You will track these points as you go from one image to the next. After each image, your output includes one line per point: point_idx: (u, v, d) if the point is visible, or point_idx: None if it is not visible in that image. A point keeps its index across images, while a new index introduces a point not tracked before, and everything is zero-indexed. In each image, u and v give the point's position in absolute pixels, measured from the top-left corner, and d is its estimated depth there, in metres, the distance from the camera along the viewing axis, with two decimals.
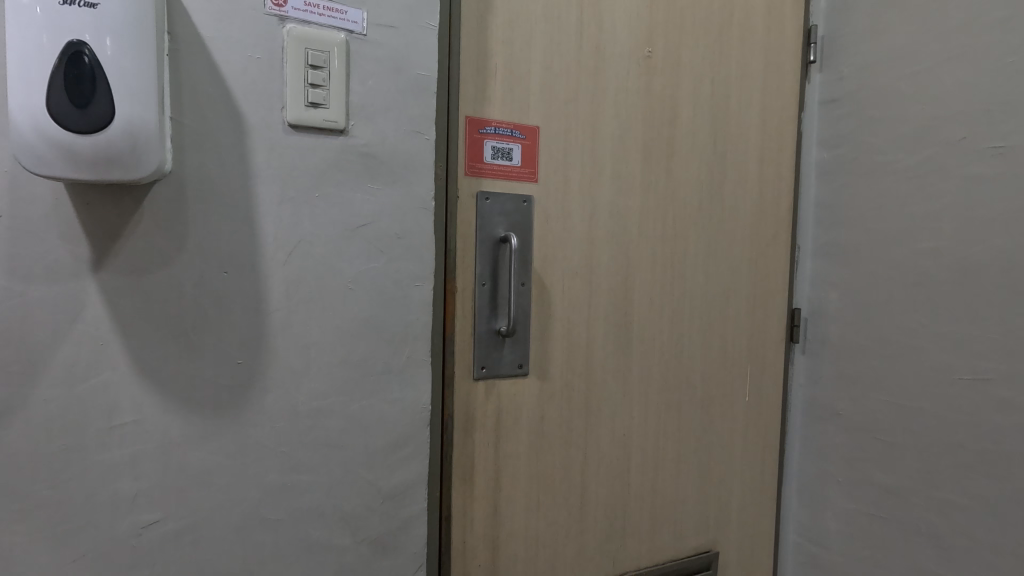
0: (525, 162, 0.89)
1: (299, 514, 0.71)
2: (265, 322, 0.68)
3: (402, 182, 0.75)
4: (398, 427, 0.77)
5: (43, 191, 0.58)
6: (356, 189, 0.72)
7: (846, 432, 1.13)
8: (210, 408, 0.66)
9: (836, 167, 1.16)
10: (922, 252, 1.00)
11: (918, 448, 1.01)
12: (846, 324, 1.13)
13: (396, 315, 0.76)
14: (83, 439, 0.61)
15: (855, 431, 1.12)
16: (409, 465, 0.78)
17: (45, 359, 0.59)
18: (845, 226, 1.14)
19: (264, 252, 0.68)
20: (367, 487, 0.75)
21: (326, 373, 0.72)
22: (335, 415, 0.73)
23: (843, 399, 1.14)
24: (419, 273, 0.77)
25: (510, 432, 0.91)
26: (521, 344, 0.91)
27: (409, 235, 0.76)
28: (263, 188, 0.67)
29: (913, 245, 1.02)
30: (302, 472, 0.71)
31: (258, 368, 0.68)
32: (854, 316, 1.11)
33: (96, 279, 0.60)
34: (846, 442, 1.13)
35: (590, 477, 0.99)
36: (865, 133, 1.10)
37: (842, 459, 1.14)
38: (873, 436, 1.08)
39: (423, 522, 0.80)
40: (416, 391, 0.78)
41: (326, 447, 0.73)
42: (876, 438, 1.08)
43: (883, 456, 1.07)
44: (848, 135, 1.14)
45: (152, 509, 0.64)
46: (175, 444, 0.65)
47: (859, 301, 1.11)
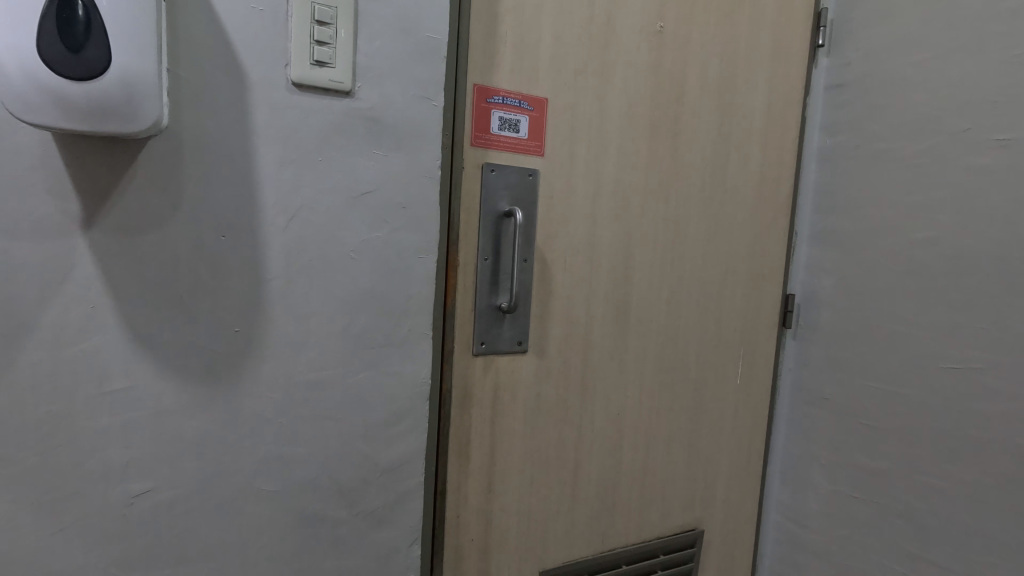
0: (532, 135, 0.87)
1: (295, 487, 0.70)
2: (264, 289, 0.66)
3: (408, 150, 0.72)
4: (397, 400, 0.76)
5: (29, 143, 0.54)
6: (360, 155, 0.69)
7: (833, 416, 1.15)
8: (206, 375, 0.64)
9: (837, 154, 1.16)
10: (919, 241, 1.01)
11: (902, 432, 1.04)
12: (838, 311, 1.14)
13: (399, 286, 0.74)
14: (73, 405, 0.58)
15: (843, 415, 1.14)
16: (408, 439, 0.77)
17: (31, 320, 0.56)
18: (843, 213, 1.14)
19: (265, 215, 0.65)
20: (365, 460, 0.74)
21: (326, 344, 0.70)
22: (336, 387, 0.71)
23: (832, 383, 1.16)
24: (423, 245, 0.75)
25: (507, 409, 0.90)
26: (521, 321, 0.89)
27: (414, 206, 0.73)
28: (264, 149, 0.64)
29: (910, 234, 1.03)
30: (299, 444, 0.70)
31: (256, 336, 0.66)
32: (847, 303, 1.13)
33: (86, 238, 0.57)
34: (833, 425, 1.15)
35: (584, 455, 0.99)
36: (868, 121, 1.10)
37: (827, 443, 1.17)
38: (859, 420, 1.11)
39: (420, 496, 0.79)
40: (417, 365, 0.77)
41: (324, 419, 0.71)
42: (862, 423, 1.10)
43: (868, 440, 1.09)
44: (851, 122, 1.13)
45: (145, 477, 0.62)
46: (169, 413, 0.63)
47: (853, 288, 1.12)
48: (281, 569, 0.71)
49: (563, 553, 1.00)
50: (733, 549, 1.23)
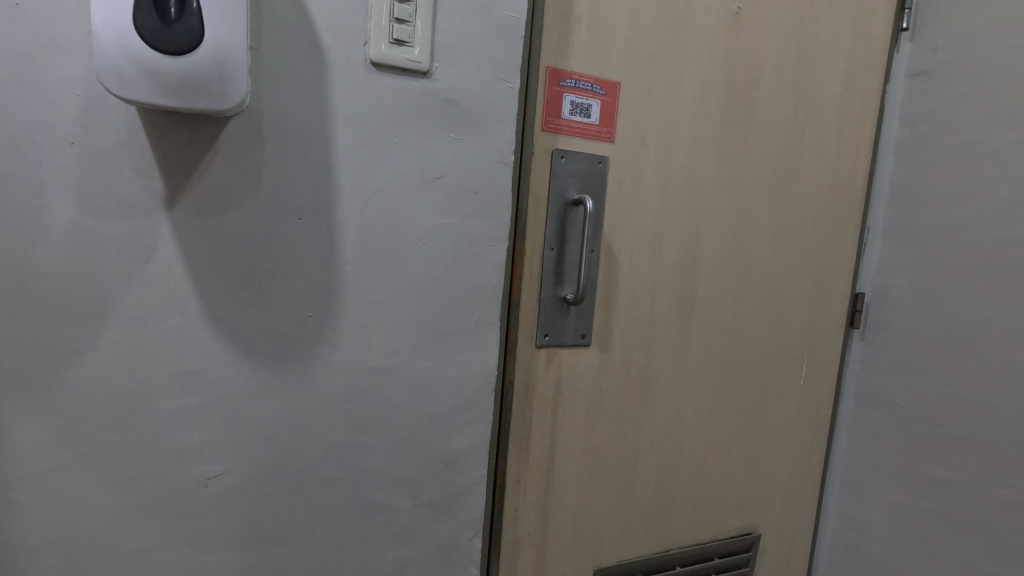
0: (603, 120, 0.83)
1: (361, 475, 0.69)
2: (337, 273, 0.65)
3: (482, 133, 0.70)
4: (463, 390, 0.74)
5: (116, 118, 0.53)
6: (435, 137, 0.67)
7: (903, 423, 1.10)
8: (279, 359, 0.63)
9: (918, 146, 1.09)
10: (1006, 240, 0.94)
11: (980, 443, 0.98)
12: (913, 312, 1.08)
13: (468, 274, 0.72)
14: (152, 385, 0.58)
15: (913, 422, 1.08)
16: (472, 430, 0.75)
17: (113, 299, 0.55)
18: (922, 209, 1.08)
19: (339, 197, 0.63)
20: (429, 450, 0.73)
21: (395, 331, 0.69)
22: (403, 375, 0.70)
23: (902, 388, 1.10)
24: (494, 233, 0.73)
25: (568, 403, 0.88)
26: (585, 314, 0.87)
27: (486, 191, 0.71)
28: (341, 129, 0.63)
29: (997, 232, 0.96)
30: (366, 431, 0.69)
31: (328, 321, 0.65)
32: (923, 304, 1.07)
33: (168, 217, 0.56)
34: (902, 432, 1.10)
35: (642, 453, 0.96)
36: (955, 110, 1.03)
37: (895, 450, 1.11)
38: (932, 428, 1.05)
39: (481, 489, 0.78)
40: (484, 356, 0.75)
41: (391, 408, 0.70)
42: (935, 431, 1.04)
43: (940, 449, 1.03)
44: (935, 111, 1.06)
45: (218, 460, 0.62)
46: (243, 396, 0.62)
47: (930, 288, 1.06)
48: (344, 557, 0.70)
49: (618, 552, 0.97)
50: (789, 556, 1.19)
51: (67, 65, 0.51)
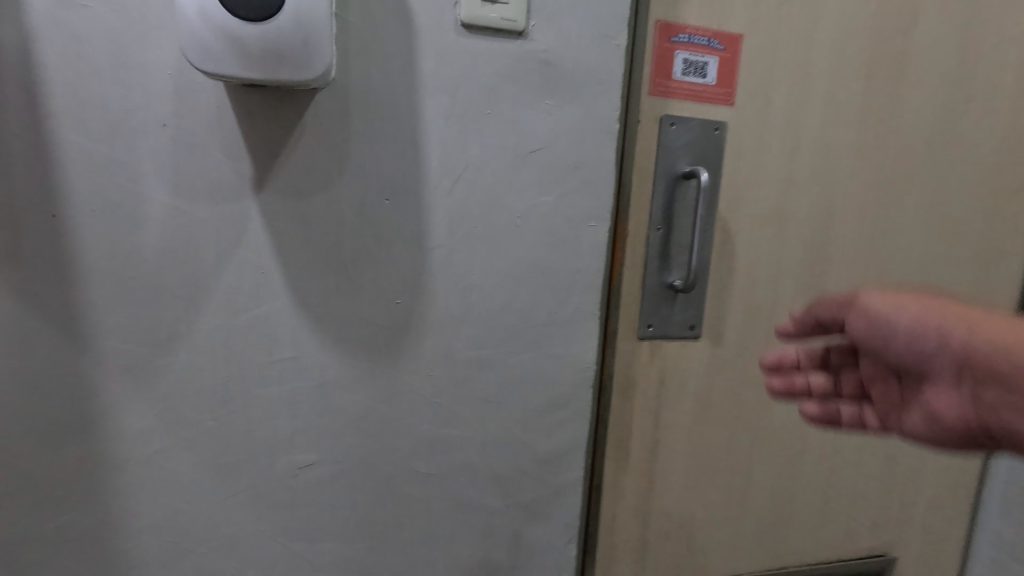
0: (721, 80, 0.72)
1: (451, 472, 0.66)
2: (426, 258, 0.60)
3: (583, 100, 0.62)
4: (558, 386, 0.68)
5: (205, 97, 0.51)
6: (531, 106, 0.60)
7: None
8: (368, 349, 0.60)
9: None
10: None
11: None
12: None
13: (566, 259, 0.65)
14: (245, 372, 0.57)
15: None
16: (567, 429, 0.69)
17: (206, 285, 0.54)
18: None
19: (428, 176, 0.59)
20: (522, 448, 0.68)
21: (487, 320, 0.64)
22: (495, 368, 0.65)
23: None
24: (594, 213, 0.65)
25: (673, 401, 0.79)
26: (695, 302, 0.77)
27: (587, 166, 0.63)
28: (430, 101, 0.57)
29: None
30: (456, 426, 0.65)
31: (417, 309, 0.61)
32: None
33: (257, 200, 0.54)
34: None
35: (757, 459, 0.86)
36: None
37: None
38: None
39: (577, 492, 0.72)
40: (582, 349, 0.68)
41: (482, 402, 0.65)
42: None
43: None
44: None
45: (309, 450, 0.60)
46: (332, 386, 0.60)
47: None
48: (434, 555, 0.67)
49: (726, 566, 0.88)
50: None
51: (157, 44, 0.50)
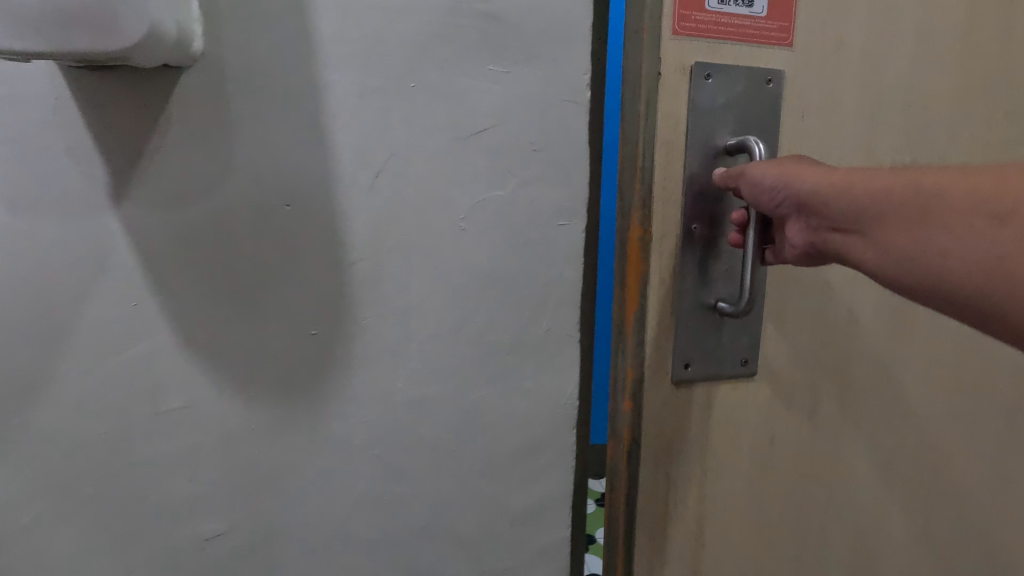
0: (775, 11, 0.49)
1: (398, 537, 0.53)
2: (345, 275, 0.47)
3: (540, 60, 0.48)
4: (531, 427, 0.54)
5: (39, 88, 0.41)
6: (471, 72, 0.47)
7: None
8: (280, 391, 0.48)
9: None
10: None
11: None
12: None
13: (530, 268, 0.51)
14: (125, 426, 0.46)
15: None
16: (547, 479, 0.55)
17: (66, 321, 0.44)
18: None
19: (340, 171, 0.46)
20: (490, 505, 0.54)
21: (434, 349, 0.50)
22: (447, 409, 0.52)
23: None
24: (564, 210, 0.51)
25: (721, 469, 0.55)
26: (750, 328, 0.53)
27: (549, 148, 0.49)
28: (336, 75, 0.45)
29: None
30: (402, 482, 0.52)
31: (339, 339, 0.48)
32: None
33: (118, 213, 0.43)
34: None
35: (838, 539, 0.61)
36: None
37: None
38: None
39: (567, 555, 0.58)
40: (558, 381, 0.54)
41: (435, 451, 0.52)
42: None
43: None
44: None
45: (216, 517, 0.49)
46: (237, 439, 0.48)
47: None
48: None
49: None
50: None
51: None
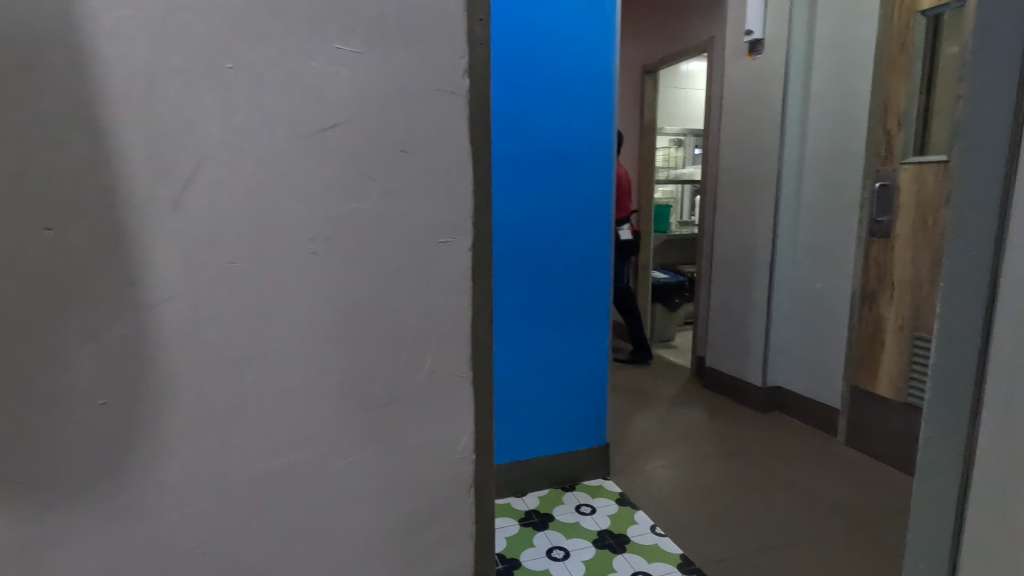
0: None
1: (244, 466, 0.68)
2: (157, 278, 0.61)
3: (331, 101, 0.64)
4: (336, 389, 0.70)
5: None
6: (303, 112, 0.63)
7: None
8: (80, 376, 0.60)
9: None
10: None
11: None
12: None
13: (336, 264, 0.67)
14: None
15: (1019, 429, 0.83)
16: (357, 432, 0.73)
17: None
18: None
19: (137, 194, 0.59)
20: (313, 453, 0.71)
21: (292, 333, 0.67)
22: (294, 378, 0.68)
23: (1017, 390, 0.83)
24: (366, 175, 0.67)
25: None
26: None
27: (352, 120, 0.65)
28: (140, 120, 0.58)
29: None
30: (256, 439, 0.68)
31: (151, 330, 0.62)
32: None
33: None
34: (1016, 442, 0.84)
35: None
36: None
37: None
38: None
39: (360, 492, 0.74)
40: (381, 328, 0.71)
41: (266, 415, 0.68)
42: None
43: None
44: None
45: (30, 485, 0.60)
46: (52, 419, 0.60)
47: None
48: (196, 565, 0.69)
49: None
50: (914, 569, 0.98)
51: None
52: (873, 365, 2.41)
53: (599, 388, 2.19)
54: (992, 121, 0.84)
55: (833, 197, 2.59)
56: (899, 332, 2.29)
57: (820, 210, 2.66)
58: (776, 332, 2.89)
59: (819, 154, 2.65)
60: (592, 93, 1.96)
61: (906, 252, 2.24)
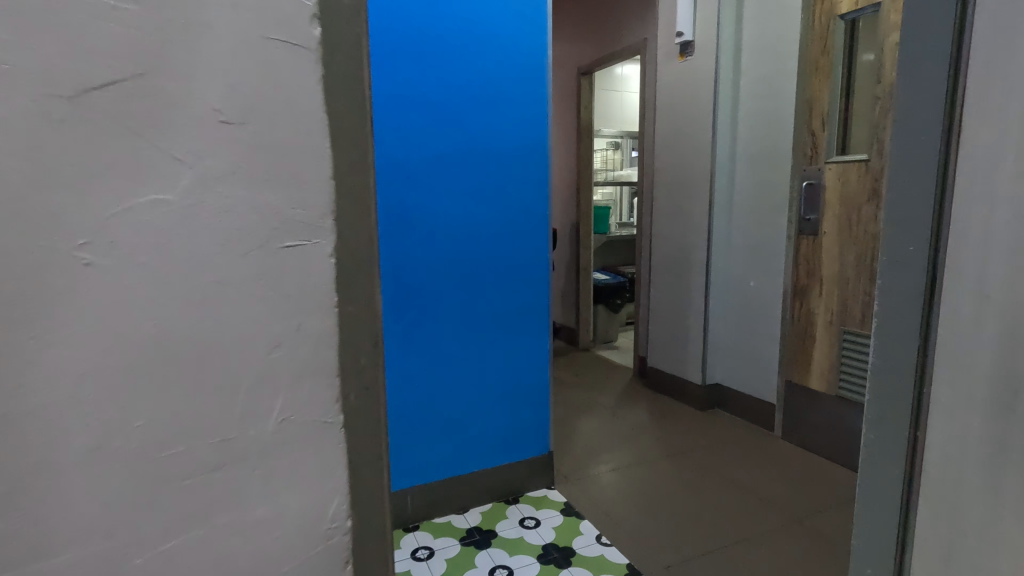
0: None
1: (9, 527, 0.53)
2: None
3: (97, 50, 0.50)
4: (138, 419, 0.56)
5: None
6: (59, 60, 0.49)
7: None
8: None
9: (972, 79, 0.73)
10: None
11: (982, 458, 0.76)
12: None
13: (122, 260, 0.53)
14: None
15: (956, 438, 0.78)
16: (177, 466, 0.59)
17: None
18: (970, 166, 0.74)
19: None
20: (109, 502, 0.56)
21: (70, 347, 0.53)
22: (74, 407, 0.54)
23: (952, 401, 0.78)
24: (167, 150, 0.53)
25: None
26: None
27: (152, 77, 0.52)
28: None
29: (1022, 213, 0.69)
30: (25, 492, 0.53)
31: None
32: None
33: None
34: (948, 455, 0.79)
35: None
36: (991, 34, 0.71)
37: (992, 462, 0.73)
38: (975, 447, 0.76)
39: (180, 544, 0.60)
40: (195, 352, 0.58)
41: (40, 460, 0.53)
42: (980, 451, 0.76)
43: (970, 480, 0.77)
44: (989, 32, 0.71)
45: None
46: None
47: (988, 279, 0.73)
48: None
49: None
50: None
51: None
52: (805, 360, 2.46)
53: (536, 397, 2.12)
54: (924, 115, 0.78)
55: (762, 196, 2.64)
56: (829, 326, 2.35)
57: (752, 209, 2.71)
58: (713, 330, 2.92)
59: (750, 154, 2.70)
60: (524, 93, 1.89)
61: (832, 249, 2.31)
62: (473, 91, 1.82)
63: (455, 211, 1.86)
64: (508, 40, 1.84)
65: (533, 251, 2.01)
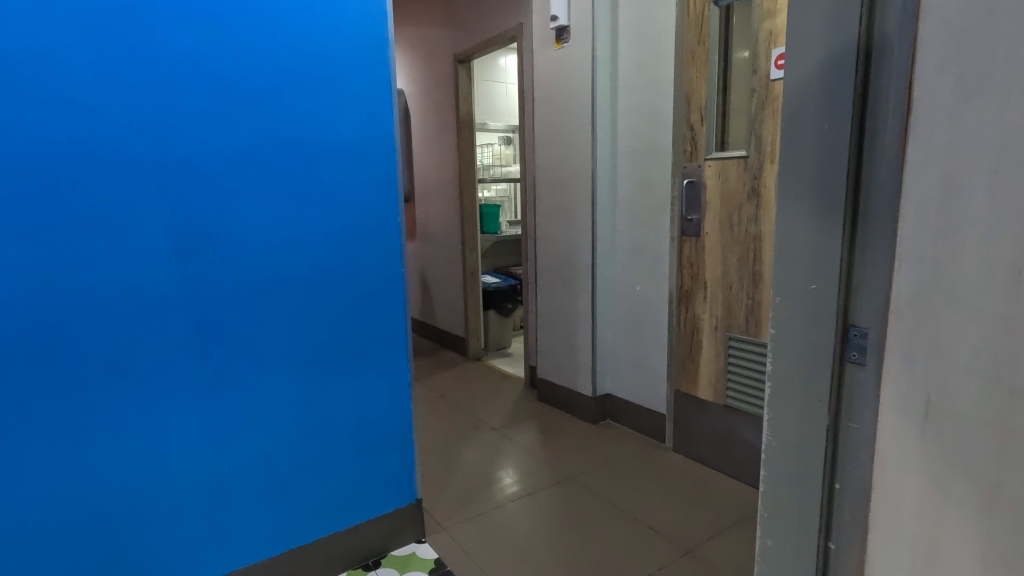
0: None
1: None
2: None
3: None
4: None
5: None
6: None
7: (997, 528, 0.48)
8: None
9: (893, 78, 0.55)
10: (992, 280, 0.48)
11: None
12: (981, 300, 0.49)
13: None
14: None
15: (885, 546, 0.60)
16: None
17: None
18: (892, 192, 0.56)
19: None
20: None
21: None
22: None
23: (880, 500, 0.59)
24: None
25: None
26: None
27: None
28: None
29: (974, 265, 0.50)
30: None
31: None
32: (936, 277, 0.52)
33: None
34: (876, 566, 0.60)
35: None
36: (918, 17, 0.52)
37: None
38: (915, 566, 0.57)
39: None
40: None
41: None
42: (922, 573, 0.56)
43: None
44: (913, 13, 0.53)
45: None
46: None
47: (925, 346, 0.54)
48: None
49: None
50: None
51: None
52: (692, 367, 2.33)
53: (375, 445, 1.77)
54: (836, 120, 0.58)
55: (643, 195, 2.49)
56: (714, 333, 2.22)
57: (634, 208, 2.54)
58: (601, 337, 2.73)
59: (630, 149, 2.52)
60: (349, 88, 1.59)
61: (715, 250, 2.18)
62: (253, 75, 1.44)
63: (222, 224, 1.45)
64: (308, 20, 1.50)
65: (340, 278, 1.64)
